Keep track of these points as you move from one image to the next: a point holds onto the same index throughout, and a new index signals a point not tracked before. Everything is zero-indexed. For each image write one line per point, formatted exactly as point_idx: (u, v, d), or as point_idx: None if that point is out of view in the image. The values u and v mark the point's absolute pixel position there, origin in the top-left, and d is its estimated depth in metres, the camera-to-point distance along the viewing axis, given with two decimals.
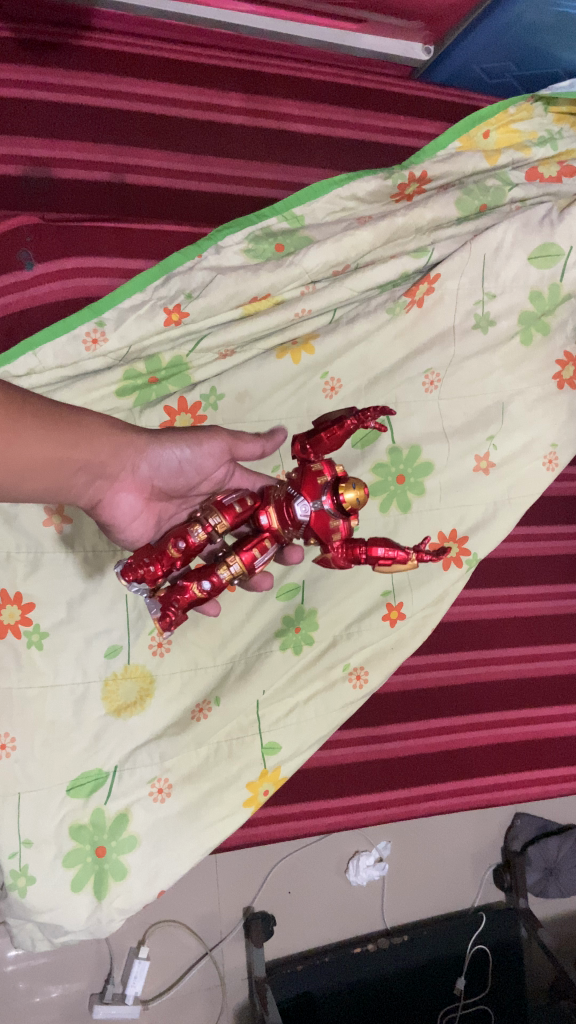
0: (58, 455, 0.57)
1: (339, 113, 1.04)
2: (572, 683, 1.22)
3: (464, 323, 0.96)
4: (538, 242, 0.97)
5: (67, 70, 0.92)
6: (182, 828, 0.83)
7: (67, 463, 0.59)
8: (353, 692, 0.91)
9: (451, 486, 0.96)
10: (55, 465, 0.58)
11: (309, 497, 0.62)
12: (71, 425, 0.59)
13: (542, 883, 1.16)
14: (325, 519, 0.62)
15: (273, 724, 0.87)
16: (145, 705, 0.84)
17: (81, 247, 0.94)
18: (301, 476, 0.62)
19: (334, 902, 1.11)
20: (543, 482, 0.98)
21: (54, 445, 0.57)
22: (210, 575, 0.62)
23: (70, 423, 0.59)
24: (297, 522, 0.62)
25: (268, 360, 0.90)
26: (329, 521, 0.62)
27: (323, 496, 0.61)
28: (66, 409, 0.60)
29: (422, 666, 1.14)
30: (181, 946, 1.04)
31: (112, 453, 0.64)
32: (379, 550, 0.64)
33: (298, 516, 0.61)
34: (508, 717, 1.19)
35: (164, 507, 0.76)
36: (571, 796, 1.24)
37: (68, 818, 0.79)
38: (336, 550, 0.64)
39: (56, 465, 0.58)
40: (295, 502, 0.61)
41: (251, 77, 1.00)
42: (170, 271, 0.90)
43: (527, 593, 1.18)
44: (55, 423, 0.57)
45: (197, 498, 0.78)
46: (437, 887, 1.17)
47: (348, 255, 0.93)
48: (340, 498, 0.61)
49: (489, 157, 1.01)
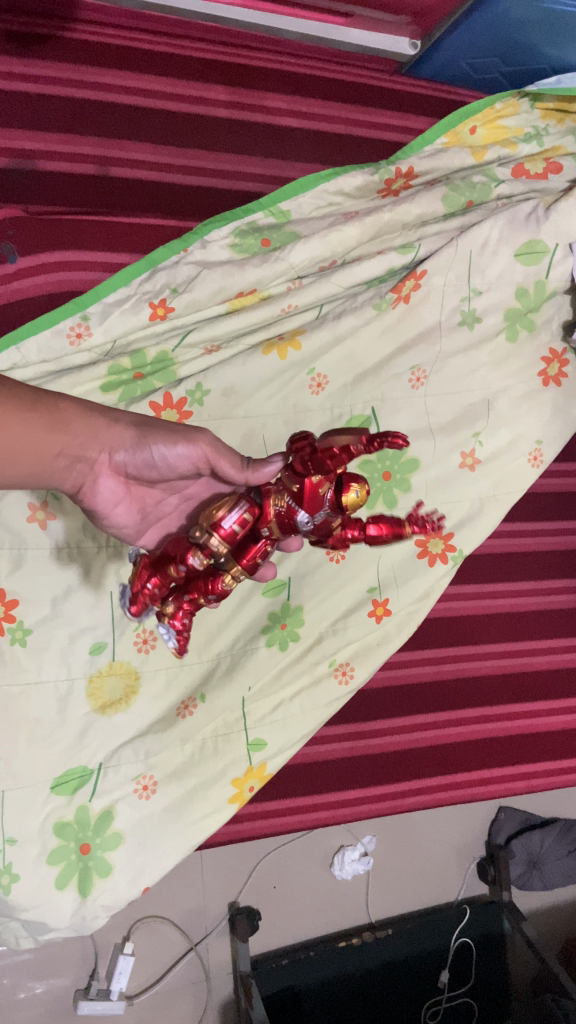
0: (42, 441, 0.58)
1: (326, 108, 1.04)
2: (555, 678, 1.23)
3: (450, 320, 0.96)
4: (524, 239, 0.97)
5: (50, 62, 0.91)
6: (168, 824, 0.83)
7: (52, 452, 0.60)
8: (338, 688, 0.91)
9: (437, 482, 0.96)
10: (40, 451, 0.58)
11: (310, 512, 0.58)
12: (55, 415, 0.59)
13: (526, 876, 1.18)
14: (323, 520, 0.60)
15: (259, 720, 0.87)
16: (130, 702, 0.84)
17: (65, 241, 0.93)
18: (301, 490, 0.58)
19: (320, 897, 1.12)
20: (527, 479, 0.99)
21: (37, 432, 0.57)
22: (214, 587, 0.60)
23: (55, 413, 0.59)
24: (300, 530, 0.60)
25: (254, 356, 0.89)
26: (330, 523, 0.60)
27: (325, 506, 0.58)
28: (54, 396, 0.60)
29: (408, 662, 1.14)
30: (166, 941, 1.04)
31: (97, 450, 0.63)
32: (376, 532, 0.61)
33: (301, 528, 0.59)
34: (493, 712, 1.20)
35: (149, 493, 0.74)
36: (554, 791, 1.25)
37: (53, 816, 0.79)
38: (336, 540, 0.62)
39: (40, 452, 0.58)
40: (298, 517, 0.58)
41: (237, 70, 0.99)
42: (156, 266, 0.90)
43: (512, 588, 1.18)
44: (28, 407, 0.57)
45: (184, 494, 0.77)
46: (422, 882, 1.17)
47: (335, 250, 0.94)
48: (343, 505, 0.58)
49: (476, 153, 1.01)
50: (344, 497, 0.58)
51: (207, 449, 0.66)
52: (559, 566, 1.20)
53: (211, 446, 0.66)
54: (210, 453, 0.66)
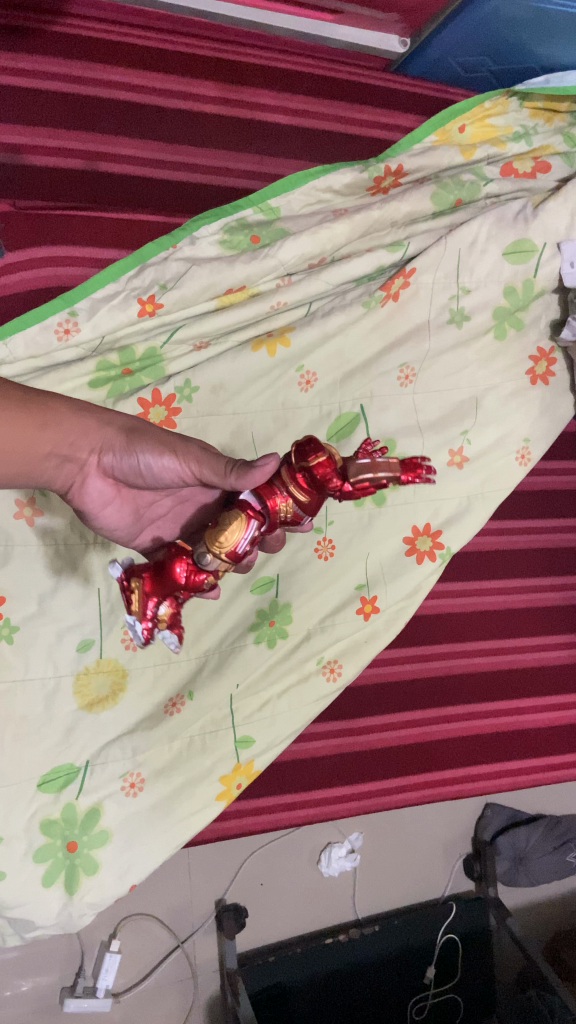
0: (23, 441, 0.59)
1: (315, 105, 1.03)
2: (542, 675, 1.23)
3: (438, 318, 0.97)
4: (512, 237, 0.97)
5: (38, 56, 0.90)
6: (155, 821, 0.83)
7: (33, 451, 0.60)
8: (326, 685, 0.91)
9: (425, 479, 0.96)
10: (21, 451, 0.60)
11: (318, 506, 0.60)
12: (37, 414, 0.60)
13: (512, 871, 1.19)
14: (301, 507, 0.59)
15: (247, 717, 0.87)
16: (118, 698, 0.84)
17: (53, 237, 0.93)
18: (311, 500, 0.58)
19: (306, 893, 1.12)
20: (515, 477, 0.99)
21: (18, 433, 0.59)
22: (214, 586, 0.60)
23: (37, 413, 0.60)
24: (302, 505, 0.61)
25: (243, 353, 0.89)
26: None
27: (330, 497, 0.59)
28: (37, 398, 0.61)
29: (395, 659, 1.15)
30: (152, 938, 1.04)
31: (84, 446, 0.63)
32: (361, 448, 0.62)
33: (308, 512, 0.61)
34: (480, 709, 1.20)
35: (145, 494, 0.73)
36: (539, 787, 1.26)
37: (40, 813, 0.79)
38: None
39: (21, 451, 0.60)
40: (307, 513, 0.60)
41: (227, 66, 0.99)
42: (145, 261, 0.90)
43: (499, 586, 1.19)
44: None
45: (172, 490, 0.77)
46: (408, 877, 1.18)
47: (324, 248, 0.94)
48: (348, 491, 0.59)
49: (465, 152, 1.01)
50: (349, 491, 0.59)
51: (193, 464, 0.62)
52: (546, 564, 1.21)
53: (197, 460, 0.61)
54: (196, 468, 0.61)
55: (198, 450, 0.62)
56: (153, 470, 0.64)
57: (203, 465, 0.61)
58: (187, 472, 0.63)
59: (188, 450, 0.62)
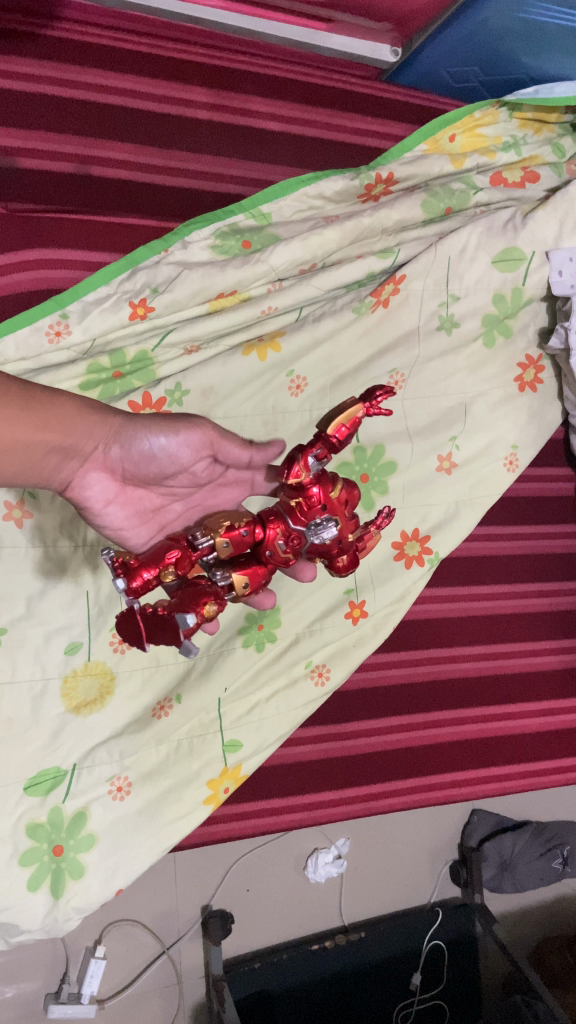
0: (24, 439, 0.59)
1: (308, 113, 1.04)
2: (528, 681, 1.24)
3: (428, 325, 0.97)
4: (501, 246, 0.98)
5: (31, 61, 0.91)
6: (141, 825, 0.82)
7: (34, 448, 0.60)
8: (314, 690, 0.91)
9: (414, 485, 0.97)
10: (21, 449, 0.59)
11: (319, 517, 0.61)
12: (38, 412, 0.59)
13: (497, 878, 1.18)
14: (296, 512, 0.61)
15: (234, 722, 0.87)
16: (105, 702, 0.83)
17: (46, 239, 0.93)
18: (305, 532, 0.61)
19: (292, 898, 1.12)
20: (503, 481, 1.00)
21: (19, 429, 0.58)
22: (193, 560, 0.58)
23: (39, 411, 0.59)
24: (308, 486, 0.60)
25: (233, 357, 0.90)
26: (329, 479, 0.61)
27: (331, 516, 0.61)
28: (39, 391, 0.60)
29: (384, 664, 1.15)
30: (138, 944, 1.04)
31: (79, 442, 0.63)
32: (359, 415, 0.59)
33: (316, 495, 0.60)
34: (467, 714, 1.21)
35: (143, 496, 0.72)
36: (525, 793, 1.26)
37: (25, 817, 0.78)
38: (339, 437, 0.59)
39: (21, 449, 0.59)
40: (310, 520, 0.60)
41: (221, 74, 0.99)
42: (136, 265, 0.90)
43: (487, 592, 1.19)
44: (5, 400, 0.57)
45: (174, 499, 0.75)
46: (394, 883, 1.18)
47: (315, 253, 0.94)
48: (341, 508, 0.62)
49: (455, 161, 1.03)
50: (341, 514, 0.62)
51: (208, 435, 0.66)
52: (533, 569, 1.22)
53: (211, 430, 0.66)
54: (214, 438, 0.67)
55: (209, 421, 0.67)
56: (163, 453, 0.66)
57: (220, 433, 0.67)
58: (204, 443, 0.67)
59: (202, 423, 0.66)
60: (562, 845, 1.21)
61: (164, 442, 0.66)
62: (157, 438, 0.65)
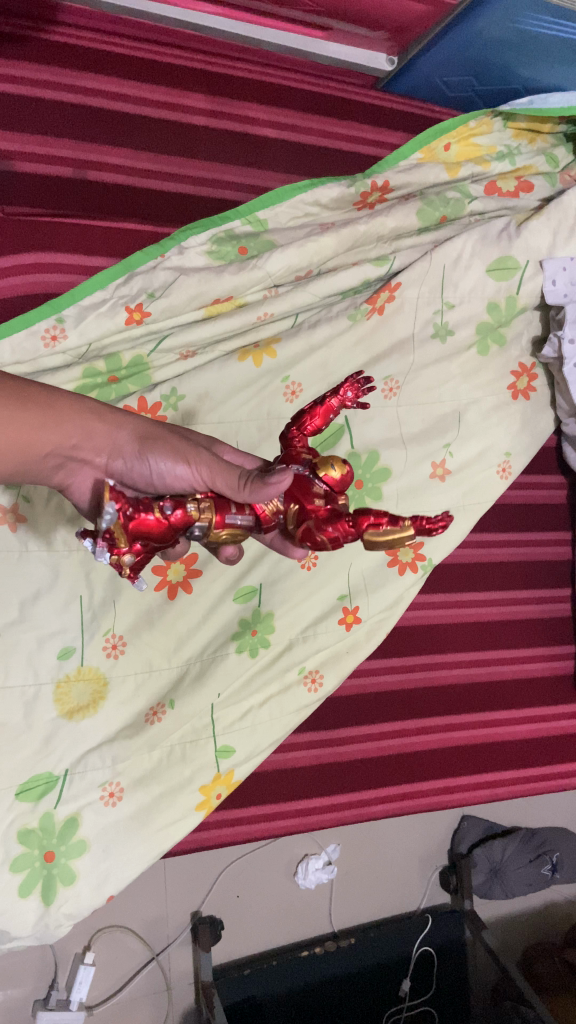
0: (28, 437, 0.59)
1: (305, 121, 1.05)
2: (520, 688, 1.24)
3: (422, 332, 0.98)
4: (495, 255, 0.98)
5: (29, 63, 0.91)
6: (133, 830, 0.82)
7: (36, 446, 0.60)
8: (307, 695, 0.91)
9: (408, 491, 0.96)
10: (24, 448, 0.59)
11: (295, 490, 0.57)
12: (39, 405, 0.59)
13: (487, 884, 1.20)
14: (308, 487, 0.56)
15: (227, 727, 0.87)
16: (98, 708, 0.83)
17: (42, 243, 0.92)
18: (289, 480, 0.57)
19: (282, 905, 1.12)
20: (496, 490, 1.01)
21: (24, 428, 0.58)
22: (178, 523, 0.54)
23: (40, 404, 0.59)
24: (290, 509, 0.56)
25: (229, 363, 0.90)
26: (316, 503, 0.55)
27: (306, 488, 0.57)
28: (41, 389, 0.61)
29: (376, 670, 1.15)
30: (127, 950, 1.04)
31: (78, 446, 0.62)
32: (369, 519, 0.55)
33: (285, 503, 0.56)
34: (459, 721, 1.21)
35: None
36: (515, 799, 1.26)
37: (16, 823, 0.77)
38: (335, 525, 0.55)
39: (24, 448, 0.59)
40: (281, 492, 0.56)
41: (215, 78, 0.99)
42: (133, 269, 0.90)
43: (479, 598, 1.19)
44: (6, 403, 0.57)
45: None
46: (385, 888, 1.19)
47: (311, 260, 0.94)
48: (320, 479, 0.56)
49: (450, 169, 1.03)
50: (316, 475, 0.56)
51: (202, 470, 0.60)
52: (524, 576, 1.22)
53: (207, 465, 0.60)
54: (206, 475, 0.59)
55: (211, 460, 0.60)
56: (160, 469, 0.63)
57: (214, 469, 0.59)
58: (198, 480, 0.61)
59: (197, 455, 0.60)
60: (552, 852, 1.21)
61: (163, 466, 0.62)
62: (152, 460, 0.62)
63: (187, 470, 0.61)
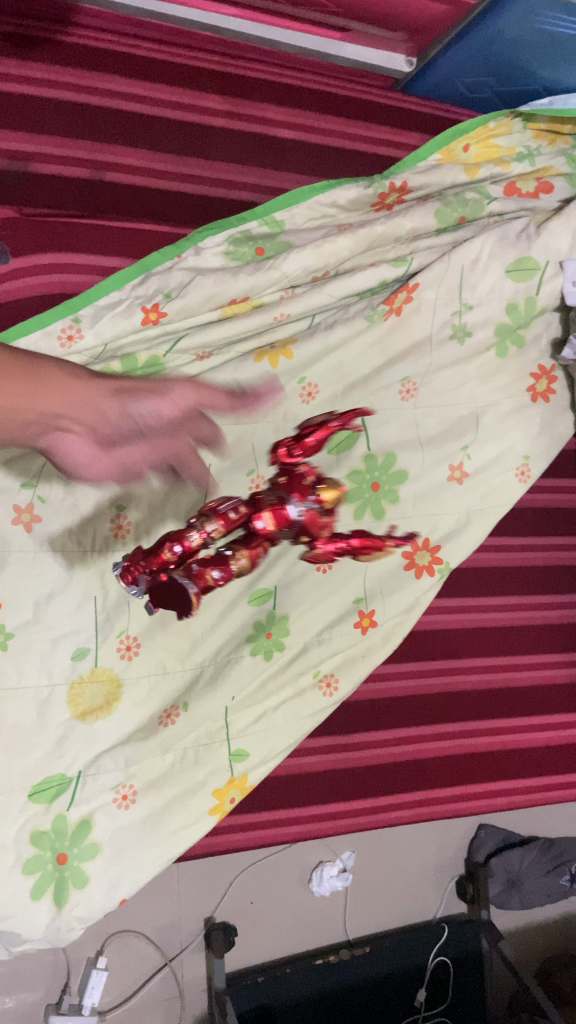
0: None
1: (322, 121, 1.05)
2: (539, 695, 1.23)
3: (440, 334, 0.96)
4: (513, 257, 0.96)
5: (48, 65, 0.91)
6: (145, 835, 0.81)
7: None
8: (322, 700, 0.90)
9: (424, 495, 0.95)
10: None
11: (300, 499, 0.57)
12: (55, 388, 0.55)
13: (504, 895, 1.17)
14: (318, 519, 0.58)
15: (241, 730, 0.86)
16: (112, 711, 0.82)
17: (58, 243, 0.93)
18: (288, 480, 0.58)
19: (296, 911, 1.11)
20: (514, 494, 0.99)
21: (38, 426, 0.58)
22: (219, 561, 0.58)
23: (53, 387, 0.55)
24: (291, 525, 0.58)
25: (245, 364, 0.89)
26: (321, 526, 0.58)
27: (310, 497, 0.57)
28: None
29: (392, 675, 1.13)
30: (139, 957, 1.03)
31: None
32: (364, 542, 0.61)
33: (292, 517, 0.57)
34: (477, 728, 1.19)
35: None
36: (536, 809, 1.24)
37: (29, 826, 0.77)
38: (324, 546, 0.60)
39: None
40: (288, 503, 0.57)
41: (234, 80, 0.99)
42: (149, 270, 0.90)
43: (497, 602, 1.18)
44: None
45: (182, 505, 0.74)
46: (401, 896, 1.17)
47: (328, 260, 0.93)
48: (320, 498, 0.57)
49: (468, 171, 1.02)
50: (320, 497, 0.57)
51: (186, 392, 0.56)
52: (544, 580, 1.21)
53: (192, 388, 0.56)
54: (191, 391, 0.55)
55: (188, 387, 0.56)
56: (142, 428, 0.55)
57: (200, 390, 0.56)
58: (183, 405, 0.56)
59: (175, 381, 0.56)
60: (571, 862, 1.18)
61: (145, 407, 0.55)
62: (135, 406, 0.54)
63: (170, 392, 0.55)
